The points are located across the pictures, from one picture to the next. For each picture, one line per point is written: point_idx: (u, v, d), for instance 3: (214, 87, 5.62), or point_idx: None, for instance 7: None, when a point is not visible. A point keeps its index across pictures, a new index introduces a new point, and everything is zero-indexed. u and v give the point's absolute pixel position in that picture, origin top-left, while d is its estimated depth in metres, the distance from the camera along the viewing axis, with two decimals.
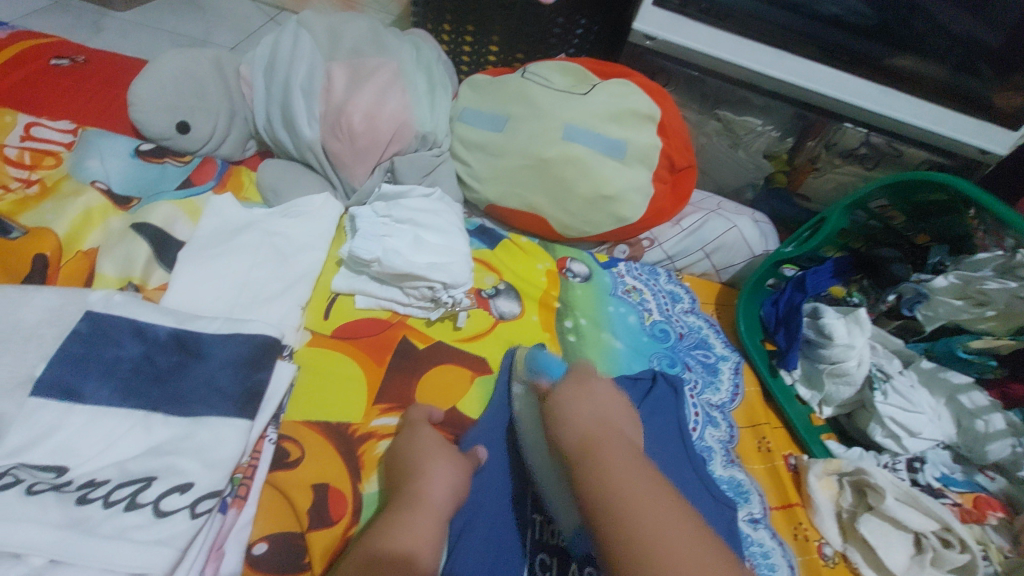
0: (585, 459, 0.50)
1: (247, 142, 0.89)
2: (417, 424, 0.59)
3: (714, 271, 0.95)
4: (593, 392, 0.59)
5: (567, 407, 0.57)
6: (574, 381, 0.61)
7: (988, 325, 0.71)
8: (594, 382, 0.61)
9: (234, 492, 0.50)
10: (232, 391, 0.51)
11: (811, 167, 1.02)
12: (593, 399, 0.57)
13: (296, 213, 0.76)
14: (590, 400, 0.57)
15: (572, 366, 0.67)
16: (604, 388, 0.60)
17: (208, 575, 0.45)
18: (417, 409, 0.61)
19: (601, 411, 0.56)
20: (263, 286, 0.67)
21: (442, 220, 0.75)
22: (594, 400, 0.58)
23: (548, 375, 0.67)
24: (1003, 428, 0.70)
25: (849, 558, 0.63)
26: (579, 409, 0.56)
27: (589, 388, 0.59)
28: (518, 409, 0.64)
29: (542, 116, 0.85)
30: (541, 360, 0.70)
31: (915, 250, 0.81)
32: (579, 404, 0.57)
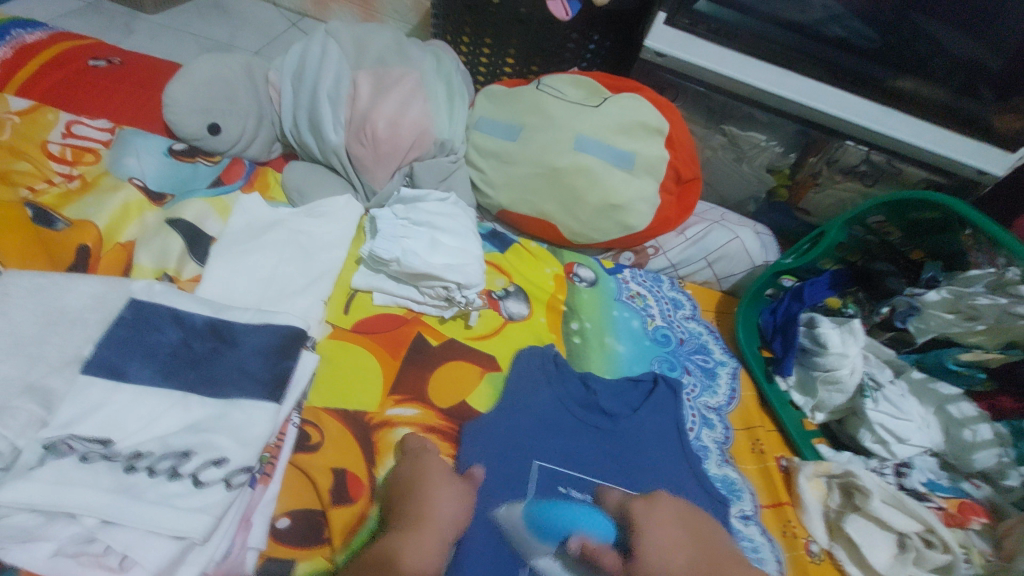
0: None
1: (274, 145, 0.94)
2: (419, 451, 0.59)
3: (716, 280, 0.99)
4: (670, 519, 0.56)
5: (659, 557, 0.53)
6: (645, 522, 0.56)
7: (978, 338, 0.74)
8: (650, 503, 0.58)
9: (262, 469, 0.54)
10: (262, 376, 0.55)
11: (813, 181, 1.05)
12: (676, 528, 0.55)
13: (319, 213, 0.80)
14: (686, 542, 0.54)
15: (608, 509, 0.60)
16: (673, 508, 0.58)
17: (238, 543, 0.50)
18: (416, 436, 0.61)
19: (693, 542, 0.55)
20: (289, 281, 0.71)
21: (458, 224, 0.80)
22: (676, 544, 0.54)
23: (596, 538, 0.57)
24: (989, 437, 0.73)
25: (835, 556, 0.67)
26: (681, 561, 0.53)
27: (663, 517, 0.56)
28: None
29: (555, 127, 0.89)
30: (539, 518, 0.59)
31: (910, 266, 0.84)
32: (667, 552, 0.53)
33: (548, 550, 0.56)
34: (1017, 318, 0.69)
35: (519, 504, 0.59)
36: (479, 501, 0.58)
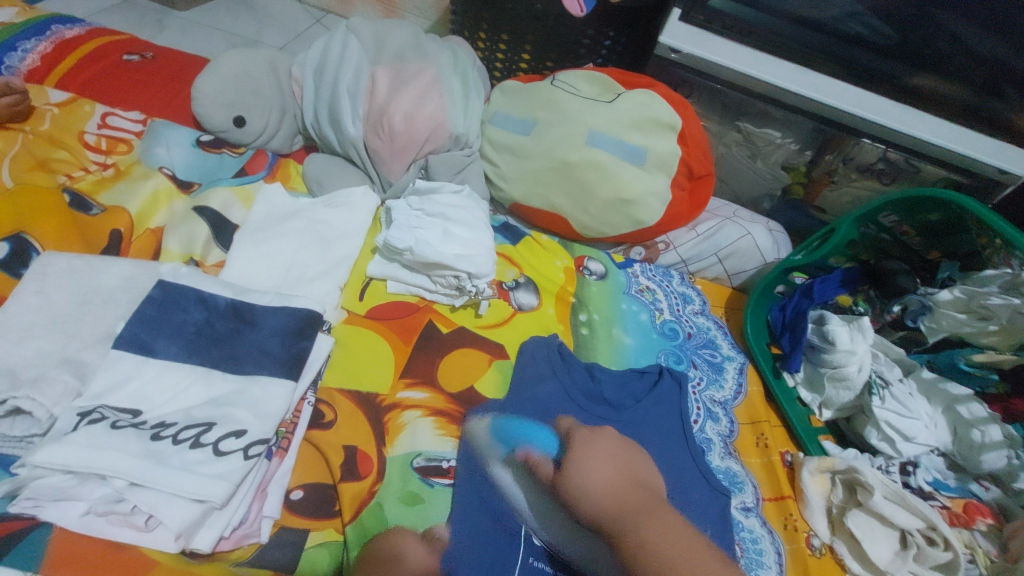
0: (622, 533, 0.46)
1: (295, 138, 0.97)
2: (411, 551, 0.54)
3: (726, 276, 0.99)
4: (604, 448, 0.54)
5: (581, 472, 0.51)
6: (580, 444, 0.55)
7: (992, 338, 0.73)
8: (589, 434, 0.57)
9: (278, 442, 0.57)
10: (280, 355, 0.58)
11: (829, 179, 1.05)
12: (606, 454, 0.53)
13: (337, 203, 0.83)
14: (609, 470, 0.52)
15: (558, 432, 0.61)
16: (613, 446, 0.55)
17: (253, 511, 0.52)
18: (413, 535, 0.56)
19: (619, 473, 0.52)
20: (307, 268, 0.74)
21: (470, 216, 0.82)
22: (603, 469, 0.51)
23: (540, 449, 0.60)
24: (999, 439, 0.72)
25: (836, 550, 0.67)
26: (602, 480, 0.50)
27: (600, 445, 0.55)
28: (516, 503, 0.58)
29: (568, 122, 0.90)
30: (507, 429, 0.64)
31: (926, 265, 0.84)
32: (593, 468, 0.51)
33: (500, 458, 0.61)
34: None
35: (488, 417, 0.65)
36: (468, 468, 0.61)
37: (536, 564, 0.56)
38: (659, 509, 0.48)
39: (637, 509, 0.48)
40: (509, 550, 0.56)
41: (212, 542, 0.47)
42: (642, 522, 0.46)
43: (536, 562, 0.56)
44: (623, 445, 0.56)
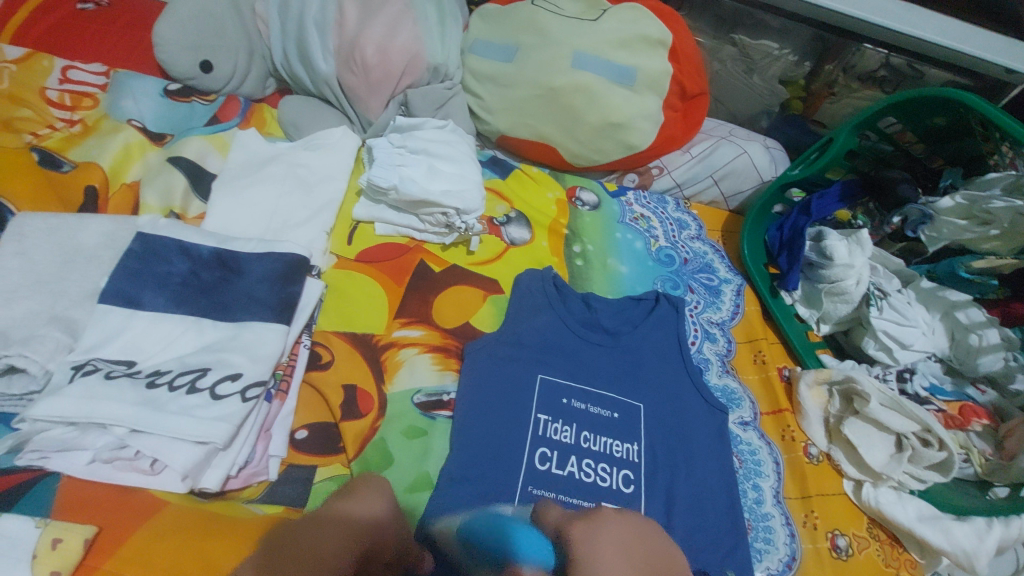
0: None
1: (267, 81, 0.92)
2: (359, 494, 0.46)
3: (723, 199, 0.96)
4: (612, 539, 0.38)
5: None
6: (582, 544, 0.38)
7: (992, 244, 0.72)
8: (601, 530, 0.39)
9: (277, 385, 0.56)
10: (269, 301, 0.57)
11: (828, 91, 1.00)
12: (620, 545, 0.38)
13: (315, 145, 0.80)
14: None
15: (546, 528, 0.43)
16: (622, 533, 0.39)
17: (259, 451, 0.53)
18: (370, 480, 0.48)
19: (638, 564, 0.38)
20: (290, 213, 0.72)
21: (455, 151, 0.79)
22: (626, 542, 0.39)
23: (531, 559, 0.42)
24: (996, 341, 0.72)
25: (833, 457, 0.68)
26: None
27: (611, 540, 0.38)
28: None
29: (552, 45, 0.85)
30: (516, 406, 0.63)
31: (928, 175, 0.80)
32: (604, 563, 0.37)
33: (490, 385, 0.64)
34: None
35: (493, 402, 0.63)
36: (467, 412, 0.61)
37: (534, 492, 0.58)
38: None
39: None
40: (509, 476, 0.59)
41: (220, 481, 0.48)
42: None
43: (535, 490, 0.58)
44: (636, 524, 0.40)
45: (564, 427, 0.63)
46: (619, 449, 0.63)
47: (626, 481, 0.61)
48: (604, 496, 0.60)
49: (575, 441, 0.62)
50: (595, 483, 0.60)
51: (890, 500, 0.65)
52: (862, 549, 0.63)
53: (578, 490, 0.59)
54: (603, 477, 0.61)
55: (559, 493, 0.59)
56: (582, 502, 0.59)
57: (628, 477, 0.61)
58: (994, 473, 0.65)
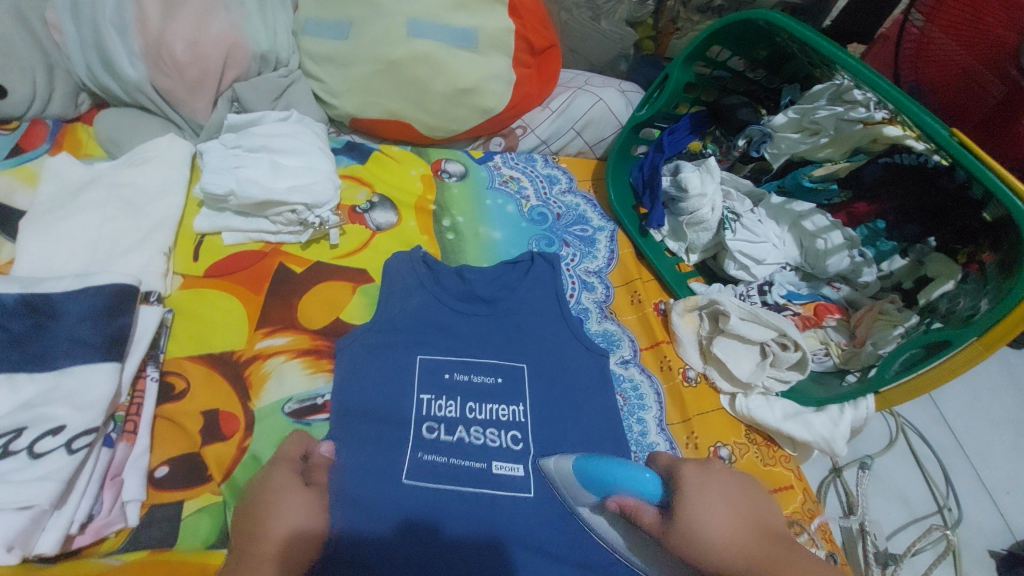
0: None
1: (79, 96, 0.80)
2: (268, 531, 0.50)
3: (589, 148, 0.98)
4: (723, 488, 0.50)
5: (703, 517, 0.46)
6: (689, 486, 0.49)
7: (827, 151, 0.77)
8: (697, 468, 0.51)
9: (120, 428, 0.53)
10: (94, 340, 0.53)
11: (673, 27, 1.02)
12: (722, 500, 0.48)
13: (139, 160, 0.73)
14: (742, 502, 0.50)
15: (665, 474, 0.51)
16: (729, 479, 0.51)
17: (108, 501, 0.50)
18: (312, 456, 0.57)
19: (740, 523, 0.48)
20: (118, 240, 0.66)
21: (299, 142, 0.75)
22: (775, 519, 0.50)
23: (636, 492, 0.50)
24: (840, 242, 0.78)
25: (709, 377, 0.72)
26: (725, 535, 0.46)
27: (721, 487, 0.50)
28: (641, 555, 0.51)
29: (381, 16, 0.81)
30: (395, 394, 0.62)
31: (770, 94, 0.84)
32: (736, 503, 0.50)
33: (366, 376, 0.63)
34: (853, 123, 0.70)
35: (370, 393, 0.62)
36: (342, 415, 0.60)
37: (425, 458, 0.59)
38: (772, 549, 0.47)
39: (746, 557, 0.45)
40: (391, 461, 0.58)
41: (59, 541, 0.45)
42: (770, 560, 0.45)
43: (425, 455, 0.59)
44: (762, 500, 0.52)
45: (447, 402, 0.63)
46: (505, 412, 0.64)
47: (514, 439, 0.62)
48: (495, 456, 0.60)
49: (460, 412, 0.63)
50: (484, 444, 0.61)
51: (759, 405, 0.70)
52: (742, 455, 0.68)
53: (467, 452, 0.60)
54: (491, 439, 0.61)
55: (451, 457, 0.59)
56: (473, 464, 0.59)
57: (516, 436, 0.62)
58: (849, 361, 0.72)
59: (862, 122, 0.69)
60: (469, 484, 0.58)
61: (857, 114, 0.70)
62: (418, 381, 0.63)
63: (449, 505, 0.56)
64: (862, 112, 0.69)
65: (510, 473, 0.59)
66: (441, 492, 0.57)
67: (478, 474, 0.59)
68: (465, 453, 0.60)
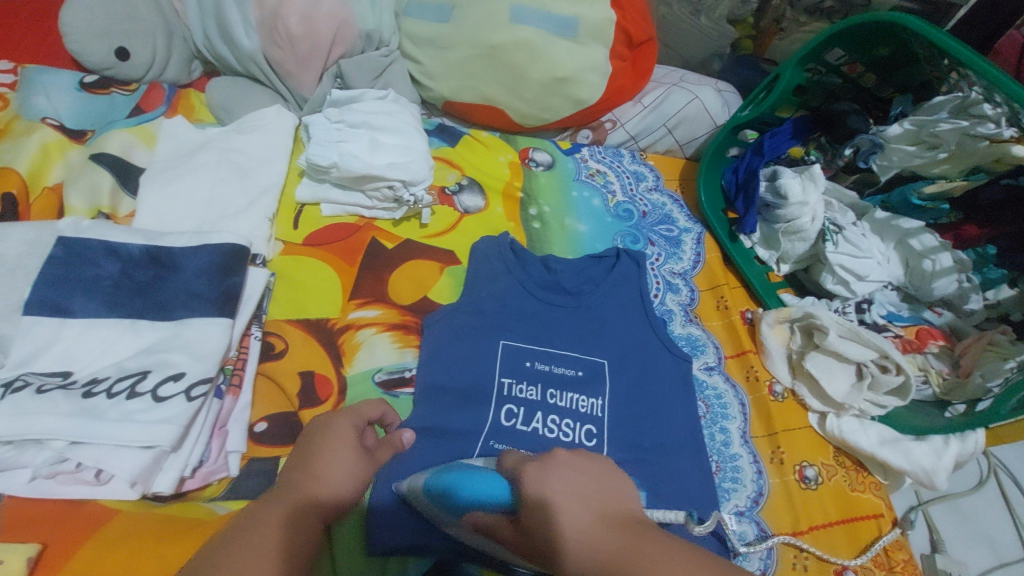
0: None
1: (192, 63, 0.84)
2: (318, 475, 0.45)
3: (678, 147, 0.95)
4: (569, 476, 0.42)
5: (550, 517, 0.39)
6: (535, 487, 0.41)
7: (942, 168, 0.73)
8: (541, 467, 0.43)
9: (228, 381, 0.55)
10: (208, 294, 0.55)
11: (776, 27, 0.98)
12: (571, 488, 0.40)
13: (248, 127, 0.76)
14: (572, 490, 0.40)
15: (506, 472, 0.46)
16: (575, 470, 0.42)
17: (215, 449, 0.52)
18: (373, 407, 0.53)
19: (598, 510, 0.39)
20: (227, 203, 0.68)
21: (398, 121, 0.76)
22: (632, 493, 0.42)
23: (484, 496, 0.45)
24: (949, 265, 0.73)
25: (797, 393, 0.69)
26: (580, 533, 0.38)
27: (560, 479, 0.41)
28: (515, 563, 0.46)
29: (486, 1, 0.81)
30: (477, 376, 0.62)
31: (879, 104, 0.80)
32: (556, 491, 0.40)
33: (450, 355, 0.63)
34: (978, 139, 0.66)
35: (454, 372, 0.62)
36: (428, 392, 0.61)
37: (495, 446, 0.58)
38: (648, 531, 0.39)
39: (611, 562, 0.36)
40: (472, 441, 0.58)
41: (174, 483, 0.47)
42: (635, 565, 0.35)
43: (497, 444, 0.58)
44: (588, 465, 0.43)
45: (528, 387, 0.63)
46: (584, 404, 0.63)
47: (589, 435, 0.61)
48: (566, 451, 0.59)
49: (541, 397, 0.62)
50: (557, 438, 0.60)
51: (853, 428, 0.66)
52: (831, 476, 0.65)
53: (542, 444, 0.59)
54: (566, 432, 0.61)
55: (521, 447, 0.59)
56: None
57: (591, 431, 0.61)
58: (952, 391, 0.67)
59: (989, 139, 0.65)
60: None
61: (984, 130, 0.65)
62: (498, 368, 0.63)
63: None
64: (991, 128, 0.65)
65: None
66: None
67: None
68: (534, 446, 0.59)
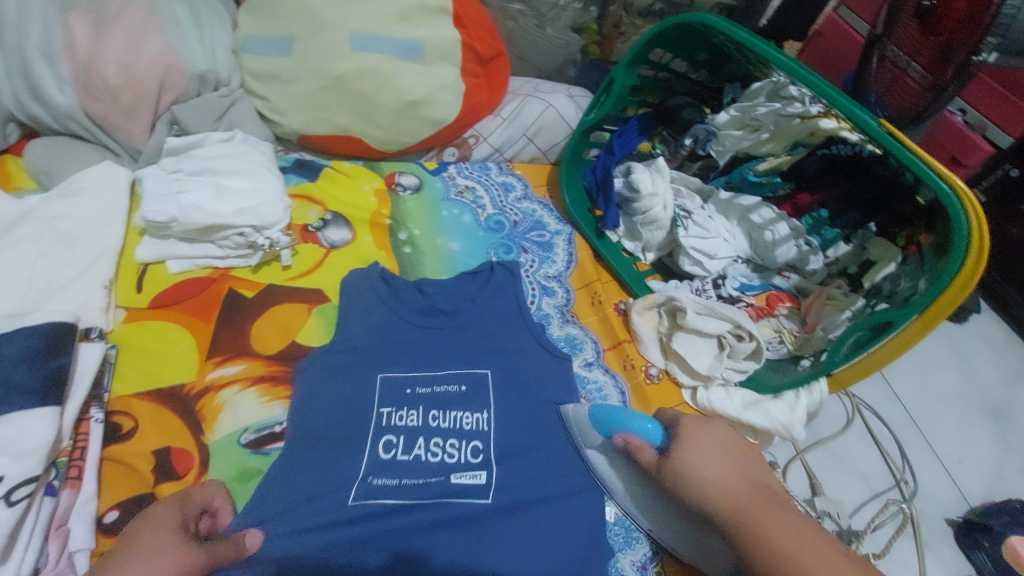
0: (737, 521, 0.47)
1: (4, 126, 0.75)
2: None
3: (542, 153, 0.99)
4: (707, 437, 0.52)
5: (692, 462, 0.50)
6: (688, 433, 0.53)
7: (768, 146, 0.80)
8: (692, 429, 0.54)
9: (63, 474, 0.51)
10: (29, 383, 0.50)
11: (617, 32, 1.03)
12: (709, 446, 0.51)
13: (70, 191, 0.69)
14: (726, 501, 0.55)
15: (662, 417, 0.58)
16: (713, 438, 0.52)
17: (55, 551, 0.48)
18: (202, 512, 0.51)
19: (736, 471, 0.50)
20: (52, 276, 0.63)
21: (245, 163, 0.73)
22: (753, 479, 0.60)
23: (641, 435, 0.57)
24: (786, 233, 0.80)
25: (671, 372, 0.74)
26: (713, 477, 0.49)
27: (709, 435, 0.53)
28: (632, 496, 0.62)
29: (324, 31, 0.79)
30: (356, 415, 0.61)
31: (712, 95, 0.89)
32: (703, 463, 0.50)
33: (324, 399, 0.61)
34: (791, 117, 0.74)
35: (328, 415, 0.61)
36: (308, 444, 0.59)
37: (376, 482, 0.58)
38: (781, 499, 0.48)
39: (752, 509, 0.47)
40: (345, 483, 0.57)
41: None
42: (762, 519, 0.46)
43: (376, 479, 0.58)
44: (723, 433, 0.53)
45: (409, 413, 0.62)
46: (469, 421, 0.63)
47: (474, 451, 0.61)
48: (453, 470, 0.60)
49: (423, 422, 0.62)
50: (440, 460, 0.60)
51: (720, 397, 0.72)
52: None
53: (422, 470, 0.59)
54: (450, 452, 0.61)
55: (403, 477, 0.58)
56: (429, 480, 0.59)
57: (477, 447, 0.61)
58: (802, 346, 0.74)
59: (799, 117, 0.73)
60: (425, 500, 0.57)
61: (794, 110, 0.73)
62: (380, 403, 0.62)
63: (405, 512, 0.56)
64: (799, 107, 0.73)
65: (472, 483, 0.59)
66: (397, 509, 0.56)
67: (434, 489, 0.58)
68: (417, 475, 0.59)
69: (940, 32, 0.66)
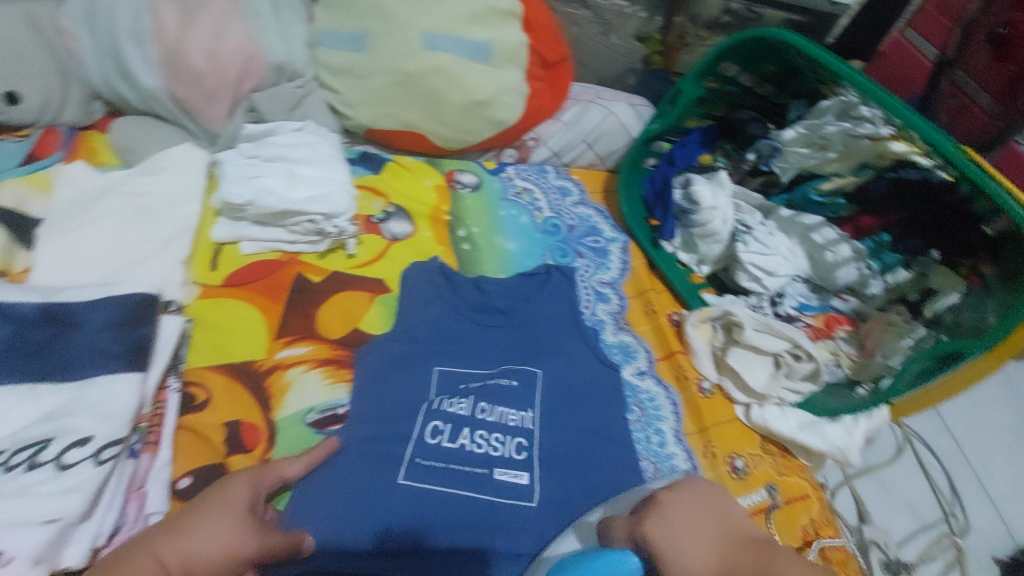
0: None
1: (93, 104, 0.79)
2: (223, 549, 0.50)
3: (600, 159, 0.99)
4: (688, 506, 0.52)
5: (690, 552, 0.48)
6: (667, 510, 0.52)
7: (835, 166, 0.79)
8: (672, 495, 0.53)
9: (143, 439, 0.54)
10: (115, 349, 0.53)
11: (682, 43, 1.00)
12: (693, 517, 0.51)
13: (154, 169, 0.73)
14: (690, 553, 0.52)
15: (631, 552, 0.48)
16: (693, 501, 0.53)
17: (133, 512, 0.50)
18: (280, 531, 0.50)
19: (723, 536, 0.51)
20: (135, 249, 0.66)
21: (318, 153, 0.75)
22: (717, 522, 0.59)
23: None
24: (848, 255, 0.80)
25: (724, 387, 0.73)
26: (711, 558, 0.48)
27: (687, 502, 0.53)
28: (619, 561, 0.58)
29: (398, 29, 0.81)
30: (414, 404, 0.62)
31: (778, 109, 0.84)
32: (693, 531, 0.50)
33: (384, 387, 0.63)
34: (861, 138, 0.73)
35: (388, 402, 0.62)
36: (367, 429, 0.60)
37: (422, 463, 0.58)
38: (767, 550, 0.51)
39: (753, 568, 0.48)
40: (391, 462, 0.57)
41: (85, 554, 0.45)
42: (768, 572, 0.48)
43: (423, 459, 0.58)
44: (702, 495, 0.54)
45: (460, 400, 0.63)
46: (514, 418, 0.63)
47: (519, 448, 0.61)
48: (496, 463, 0.59)
49: (472, 412, 0.62)
50: (485, 452, 0.60)
51: (775, 415, 0.71)
52: (758, 465, 0.68)
53: (467, 458, 0.59)
54: (495, 446, 0.60)
55: (449, 462, 0.58)
56: (474, 470, 0.58)
57: (521, 445, 0.61)
58: (861, 372, 0.73)
59: (869, 138, 0.72)
60: (467, 487, 0.57)
61: (864, 130, 0.72)
62: (436, 394, 0.63)
63: (445, 498, 0.56)
64: (870, 128, 0.72)
65: (513, 478, 0.58)
66: (436, 496, 0.56)
67: (478, 479, 0.58)
68: (461, 462, 0.59)
69: (1009, 61, 0.71)
